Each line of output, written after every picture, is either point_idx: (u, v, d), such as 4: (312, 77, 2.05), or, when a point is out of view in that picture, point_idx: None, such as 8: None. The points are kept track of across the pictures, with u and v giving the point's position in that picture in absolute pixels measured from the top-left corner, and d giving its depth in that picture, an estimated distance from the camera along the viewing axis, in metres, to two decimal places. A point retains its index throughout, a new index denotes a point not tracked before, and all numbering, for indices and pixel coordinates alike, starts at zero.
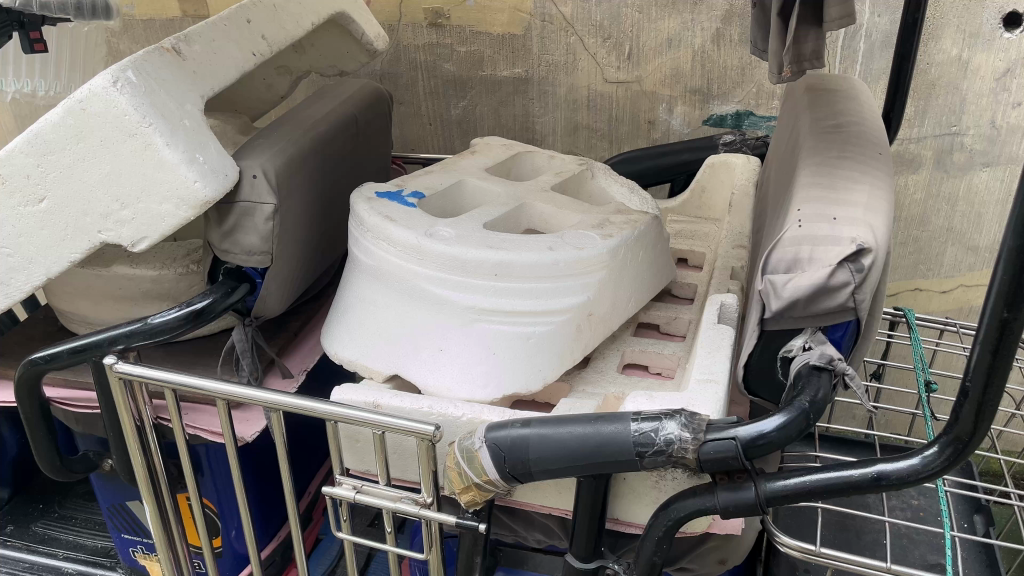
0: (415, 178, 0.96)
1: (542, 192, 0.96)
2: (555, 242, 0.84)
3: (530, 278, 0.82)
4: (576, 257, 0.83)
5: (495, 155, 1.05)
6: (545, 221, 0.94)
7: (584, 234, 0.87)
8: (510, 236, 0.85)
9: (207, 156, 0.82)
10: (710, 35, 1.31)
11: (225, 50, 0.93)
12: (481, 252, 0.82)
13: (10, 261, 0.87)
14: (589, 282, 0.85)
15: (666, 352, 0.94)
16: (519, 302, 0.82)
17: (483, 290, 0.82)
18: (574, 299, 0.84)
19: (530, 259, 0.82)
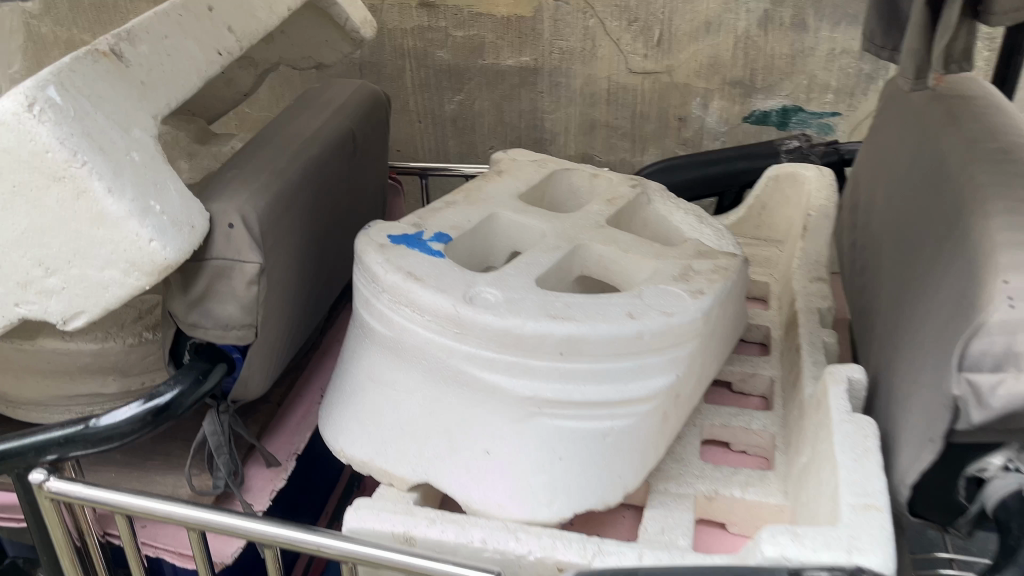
0: (436, 214, 0.75)
1: (598, 228, 0.76)
2: (633, 305, 0.64)
3: (607, 356, 0.62)
4: (664, 325, 0.63)
5: (527, 177, 0.84)
6: (606, 268, 0.74)
7: (665, 291, 0.67)
8: (574, 296, 0.65)
9: (167, 203, 0.60)
10: (758, 17, 1.10)
11: (180, 49, 0.70)
12: (543, 325, 0.61)
13: None
14: (678, 356, 0.65)
15: (754, 427, 0.77)
16: (592, 390, 0.62)
17: (545, 375, 0.62)
18: (660, 378, 0.64)
19: (607, 333, 0.61)
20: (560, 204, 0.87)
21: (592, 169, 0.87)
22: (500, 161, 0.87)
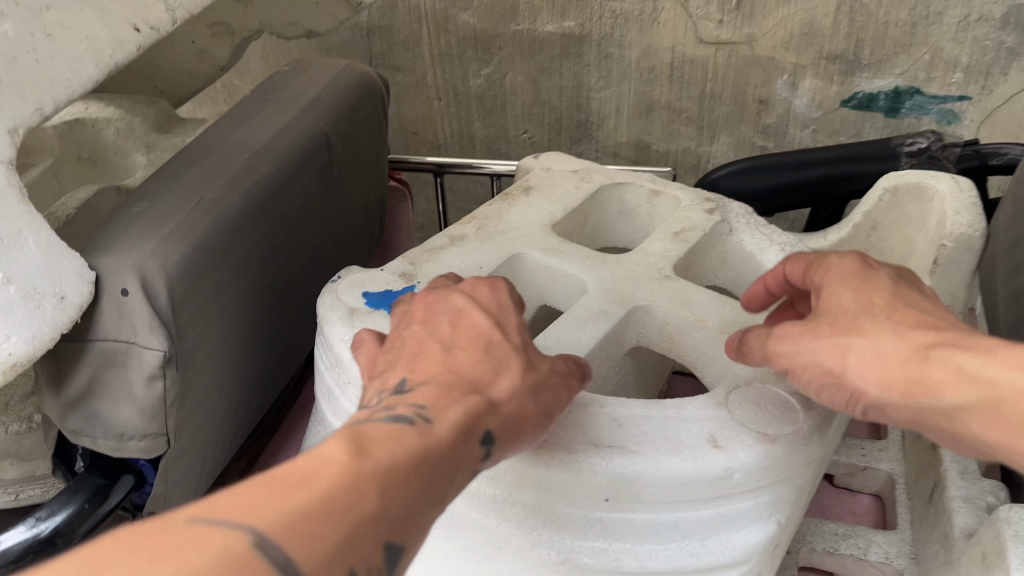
0: (432, 258, 0.54)
1: (659, 279, 0.54)
2: (719, 422, 0.43)
3: (672, 506, 0.42)
4: (767, 458, 0.42)
5: (560, 199, 0.62)
6: (670, 339, 0.52)
7: (768, 394, 0.45)
8: (629, 402, 0.44)
9: (18, 263, 0.40)
10: None
11: (72, 26, 0.49)
12: (578, 464, 0.41)
13: None
14: (779, 498, 0.44)
15: (873, 557, 0.55)
16: (650, 554, 0.43)
17: (583, 528, 0.43)
18: (754, 530, 0.44)
19: (677, 478, 0.41)
20: (606, 230, 0.66)
21: (650, 182, 0.64)
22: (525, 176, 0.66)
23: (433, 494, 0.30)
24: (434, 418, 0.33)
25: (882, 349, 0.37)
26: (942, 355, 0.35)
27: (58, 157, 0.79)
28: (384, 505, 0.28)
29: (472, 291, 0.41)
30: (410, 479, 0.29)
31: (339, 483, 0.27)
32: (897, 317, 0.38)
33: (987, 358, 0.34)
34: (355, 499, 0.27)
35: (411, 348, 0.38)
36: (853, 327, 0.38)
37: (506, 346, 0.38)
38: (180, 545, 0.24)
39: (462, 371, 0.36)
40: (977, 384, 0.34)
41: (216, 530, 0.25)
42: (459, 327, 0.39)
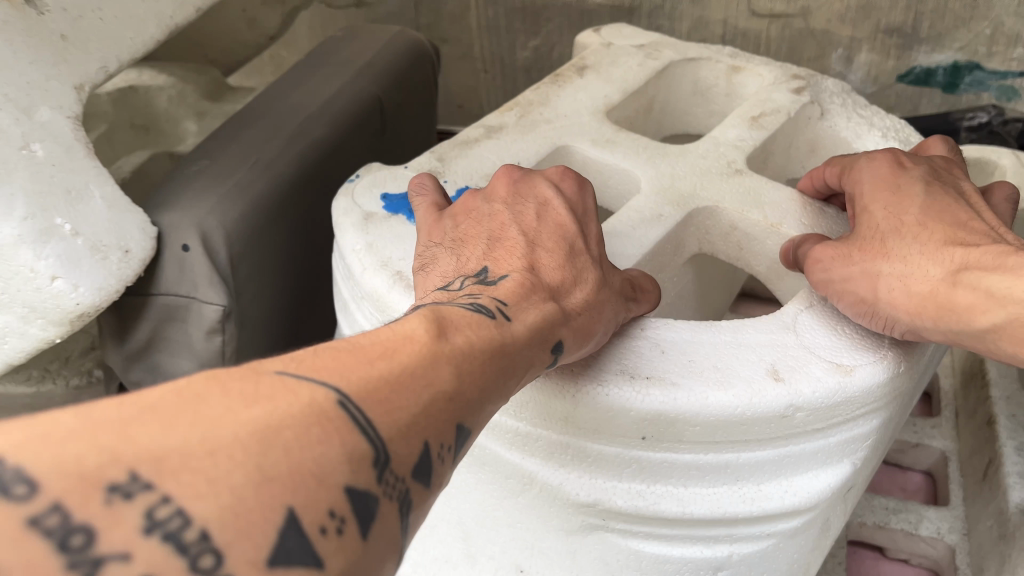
0: (462, 153, 0.50)
1: (731, 175, 0.49)
2: (779, 354, 0.39)
3: (719, 445, 0.38)
4: (834, 393, 0.38)
5: (619, 82, 0.58)
6: (739, 243, 0.49)
7: (836, 322, 0.41)
8: (679, 327, 0.40)
9: (85, 216, 0.41)
10: None
11: None
12: (615, 396, 0.37)
13: None
14: (841, 441, 0.40)
15: (923, 532, 0.55)
16: (696, 500, 0.40)
17: (619, 468, 0.40)
18: (814, 475, 0.41)
19: (727, 416, 0.37)
20: (677, 111, 0.63)
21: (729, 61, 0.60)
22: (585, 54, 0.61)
23: (505, 387, 0.29)
24: (513, 317, 0.32)
25: (915, 280, 0.38)
26: (972, 279, 0.36)
27: (112, 122, 0.80)
28: (464, 393, 0.26)
29: (558, 181, 0.41)
30: (486, 367, 0.28)
31: (416, 360, 0.25)
32: (926, 237, 0.39)
33: (1012, 278, 0.34)
34: (433, 377, 0.25)
35: (492, 233, 0.38)
36: (880, 251, 0.39)
37: (587, 256, 0.38)
38: (269, 391, 0.20)
39: (541, 270, 0.36)
40: (1005, 305, 0.34)
41: (303, 386, 0.21)
42: (544, 222, 0.39)
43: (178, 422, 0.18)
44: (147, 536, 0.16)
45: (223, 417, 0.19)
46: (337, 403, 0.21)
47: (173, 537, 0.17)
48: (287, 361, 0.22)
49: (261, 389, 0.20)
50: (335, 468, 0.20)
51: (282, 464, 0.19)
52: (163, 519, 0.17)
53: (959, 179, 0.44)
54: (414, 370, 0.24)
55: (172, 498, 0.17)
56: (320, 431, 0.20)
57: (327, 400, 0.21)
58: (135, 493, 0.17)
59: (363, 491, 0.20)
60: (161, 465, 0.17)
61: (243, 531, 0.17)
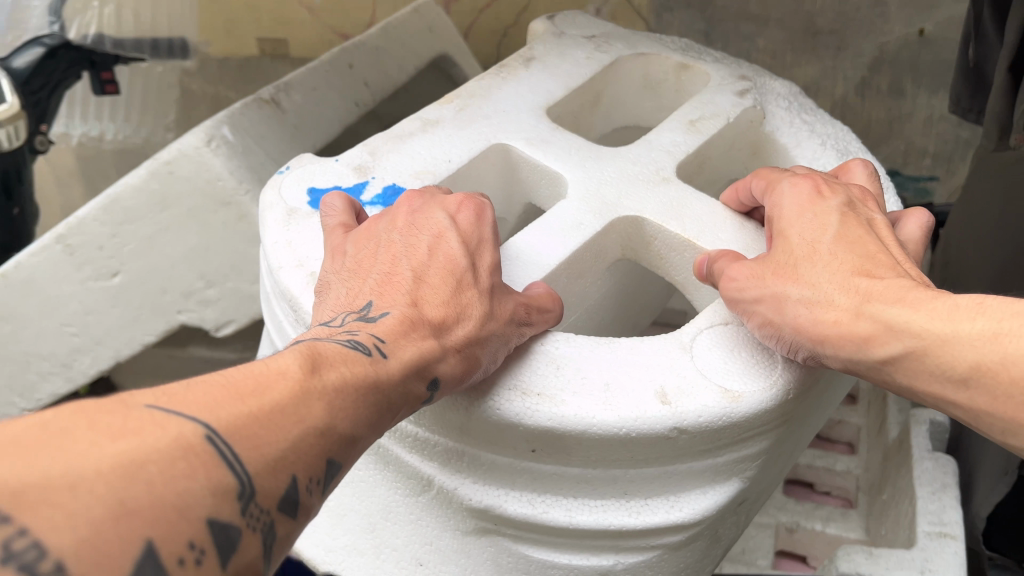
0: (393, 148, 0.70)
1: (657, 183, 0.69)
2: (668, 379, 0.54)
3: (599, 462, 0.54)
4: (712, 416, 0.53)
5: (566, 75, 0.79)
6: (659, 252, 0.68)
7: (732, 345, 0.57)
8: (577, 342, 0.56)
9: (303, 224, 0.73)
10: (855, 84, 1.16)
11: (327, 100, 0.82)
12: (526, 416, 0.52)
13: (76, 342, 0.76)
14: (714, 467, 0.56)
15: (838, 470, 0.79)
16: (582, 509, 0.57)
17: (524, 479, 0.56)
18: (690, 496, 0.57)
19: (611, 428, 0.52)
20: (631, 91, 0.86)
21: (677, 58, 0.82)
22: (534, 44, 0.84)
23: (371, 412, 0.43)
24: (389, 353, 0.46)
25: (822, 308, 0.51)
26: (874, 311, 0.49)
27: None
28: (329, 420, 0.39)
29: (458, 213, 0.57)
30: (348, 392, 0.41)
31: (287, 394, 0.38)
32: (834, 268, 0.52)
33: (912, 312, 0.48)
34: (304, 414, 0.38)
35: (383, 268, 0.52)
36: (790, 278, 0.53)
37: (471, 284, 0.52)
38: (137, 427, 0.31)
39: (426, 306, 0.50)
40: (902, 339, 0.48)
41: (167, 420, 0.33)
42: (435, 254, 0.53)
43: (41, 461, 0.28)
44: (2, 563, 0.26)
45: (84, 454, 0.29)
46: (205, 436, 0.33)
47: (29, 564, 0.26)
48: (157, 398, 0.34)
49: (125, 423, 0.31)
50: (198, 506, 0.31)
51: (136, 491, 0.29)
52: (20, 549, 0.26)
53: (872, 211, 0.58)
54: (280, 403, 0.37)
55: (27, 532, 0.27)
56: (184, 462, 0.32)
57: (197, 434, 0.33)
58: None
59: (220, 526, 0.32)
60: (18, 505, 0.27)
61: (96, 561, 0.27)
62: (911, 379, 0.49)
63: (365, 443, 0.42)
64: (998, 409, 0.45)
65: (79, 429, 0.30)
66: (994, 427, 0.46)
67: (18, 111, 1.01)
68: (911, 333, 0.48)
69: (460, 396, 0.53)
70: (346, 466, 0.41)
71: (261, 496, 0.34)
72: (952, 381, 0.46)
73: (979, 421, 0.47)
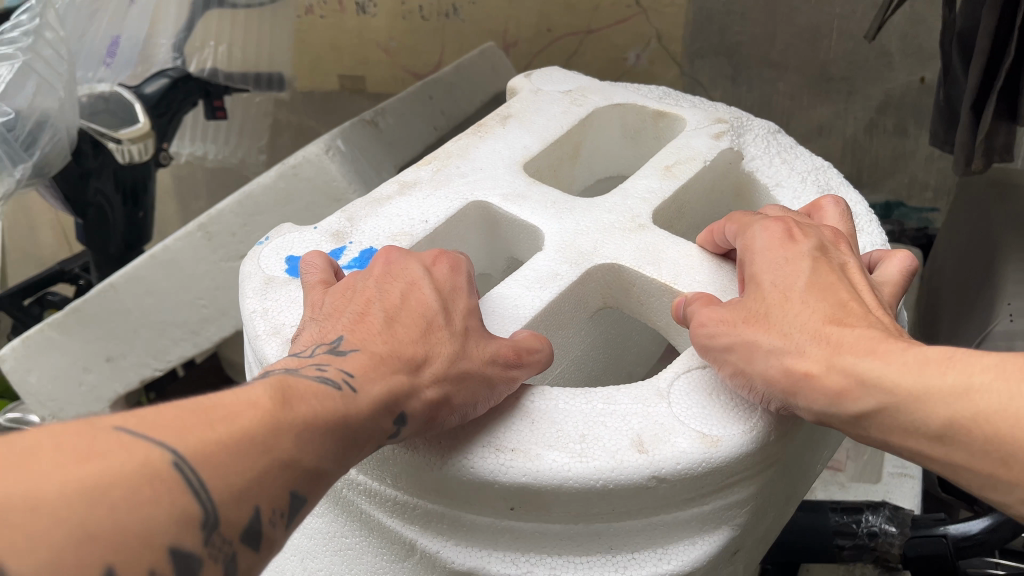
0: (371, 214, 0.76)
1: (633, 231, 0.74)
2: (643, 428, 0.60)
3: (584, 515, 0.59)
4: (692, 460, 0.57)
5: (542, 131, 0.87)
6: (639, 298, 0.72)
7: (704, 394, 0.62)
8: (553, 395, 0.62)
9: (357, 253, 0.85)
10: (863, 124, 1.32)
11: (412, 123, 1.02)
12: (507, 473, 0.57)
13: (205, 312, 0.98)
14: (700, 515, 0.61)
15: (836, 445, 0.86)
16: (568, 566, 0.60)
17: (511, 535, 0.60)
18: (681, 545, 0.61)
19: (595, 476, 0.56)
20: (610, 142, 0.96)
21: (653, 106, 0.92)
22: (513, 103, 0.92)
23: (337, 446, 0.48)
24: (357, 388, 0.51)
25: (793, 357, 0.56)
26: (846, 364, 0.54)
27: None
28: (295, 453, 0.45)
29: (431, 265, 0.62)
30: (318, 426, 0.47)
31: (255, 424, 0.44)
32: (806, 319, 0.57)
33: (884, 365, 0.53)
34: (273, 445, 0.44)
35: (358, 308, 0.58)
36: (765, 326, 0.58)
37: (440, 327, 0.58)
38: (106, 453, 0.38)
39: (399, 345, 0.56)
40: (880, 393, 0.52)
41: (137, 445, 0.39)
42: (408, 300, 0.59)
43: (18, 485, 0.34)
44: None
45: (53, 477, 0.35)
46: (171, 462, 0.39)
47: None
48: (126, 422, 0.40)
49: (95, 446, 0.38)
50: (159, 533, 0.37)
51: (98, 517, 0.35)
52: None
53: (844, 253, 0.63)
54: (254, 431, 0.43)
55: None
56: (145, 487, 0.38)
57: (166, 459, 0.39)
58: None
59: (175, 551, 0.38)
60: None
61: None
62: (888, 432, 0.53)
63: (332, 475, 0.48)
64: (973, 464, 0.50)
65: (43, 452, 0.36)
66: (974, 481, 0.50)
67: (148, 130, 1.19)
68: (883, 389, 0.52)
69: (433, 446, 0.59)
70: (311, 497, 0.47)
71: (223, 526, 0.41)
72: (927, 435, 0.51)
73: (956, 475, 0.51)
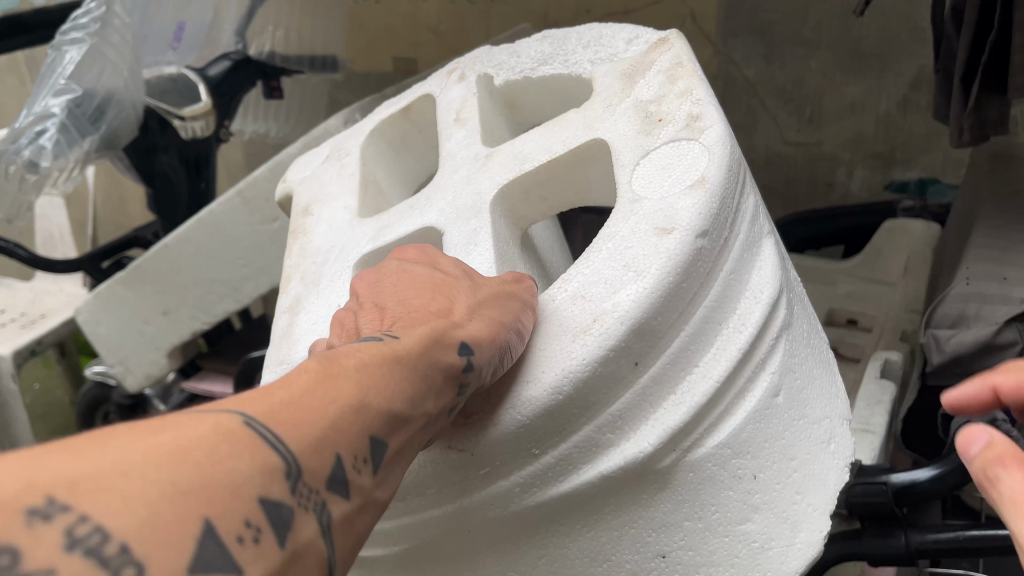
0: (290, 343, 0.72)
1: (489, 156, 0.78)
2: (652, 220, 0.61)
3: (695, 309, 0.59)
4: (712, 198, 0.60)
5: (346, 187, 0.88)
6: (537, 196, 0.76)
7: (663, 170, 0.65)
8: (562, 286, 0.61)
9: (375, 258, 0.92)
10: (897, 101, 1.32)
11: None
12: (610, 330, 0.55)
13: (244, 271, 1.10)
14: (747, 239, 0.64)
15: None
16: (715, 361, 0.58)
17: (665, 395, 0.57)
18: (760, 273, 0.64)
19: (668, 264, 0.57)
20: (395, 164, 0.96)
21: (395, 108, 0.94)
22: (300, 200, 0.90)
23: (404, 383, 0.46)
24: (399, 337, 0.49)
25: None
26: None
27: None
28: (361, 397, 0.43)
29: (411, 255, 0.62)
30: (374, 369, 0.45)
31: (308, 382, 0.41)
32: None
33: None
34: (337, 395, 0.41)
35: (368, 311, 0.56)
36: None
37: (445, 280, 0.59)
38: (166, 424, 0.34)
39: (416, 309, 0.55)
40: None
41: (201, 418, 0.35)
42: (400, 280, 0.59)
43: (83, 455, 0.30)
44: (69, 550, 0.27)
45: (131, 446, 0.31)
46: (242, 421, 0.36)
47: (92, 549, 0.27)
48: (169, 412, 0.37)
49: (154, 420, 0.34)
50: (246, 486, 0.34)
51: (184, 471, 0.31)
52: (83, 535, 0.28)
53: None
54: (312, 390, 0.41)
55: (89, 519, 0.28)
56: (224, 446, 0.34)
57: (236, 421, 0.36)
58: (52, 514, 0.28)
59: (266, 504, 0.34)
60: (75, 495, 0.28)
61: (160, 544, 0.29)
62: None
63: (409, 419, 0.46)
64: None
65: (112, 433, 0.32)
66: None
67: (209, 107, 1.28)
68: None
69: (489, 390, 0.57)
70: (392, 440, 0.44)
71: (308, 475, 0.37)
72: None
73: None
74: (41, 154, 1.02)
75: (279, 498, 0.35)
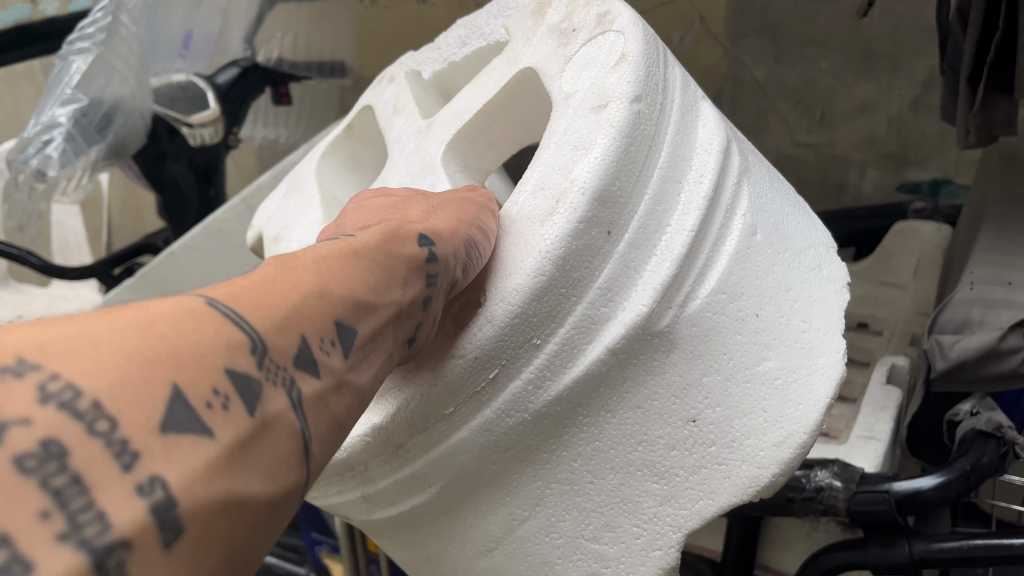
0: None
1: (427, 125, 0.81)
2: (588, 104, 0.64)
3: (652, 171, 0.62)
4: (637, 71, 0.64)
5: (311, 203, 0.90)
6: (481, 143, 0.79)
7: (585, 64, 0.68)
8: (517, 197, 0.63)
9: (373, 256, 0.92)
10: (909, 101, 1.30)
11: None
12: (577, 200, 0.58)
13: None
14: (681, 107, 0.68)
15: (834, 413, 0.94)
16: (687, 214, 0.62)
17: (649, 260, 0.60)
18: (700, 133, 0.68)
19: (614, 133, 0.60)
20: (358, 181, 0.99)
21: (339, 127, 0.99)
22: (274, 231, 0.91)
23: (362, 272, 0.49)
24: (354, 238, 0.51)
25: None
26: None
27: None
28: (322, 284, 0.45)
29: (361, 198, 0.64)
30: (329, 262, 0.47)
31: (266, 273, 0.43)
32: None
33: None
34: (296, 280, 0.44)
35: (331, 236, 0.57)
36: None
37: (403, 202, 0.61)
38: (133, 305, 0.35)
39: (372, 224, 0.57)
40: None
41: (168, 301, 0.37)
42: (357, 212, 0.60)
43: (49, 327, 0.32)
44: (43, 403, 0.29)
45: (95, 324, 0.33)
46: (204, 301, 0.38)
47: (65, 403, 0.29)
48: None
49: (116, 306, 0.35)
50: (214, 358, 0.35)
51: (150, 342, 0.33)
52: (56, 391, 0.30)
53: None
54: (270, 279, 0.43)
55: (59, 377, 0.30)
56: (187, 321, 0.36)
57: (199, 301, 0.37)
58: (23, 372, 0.29)
59: (233, 376, 0.36)
60: (42, 356, 0.30)
61: (125, 401, 0.31)
62: None
63: (376, 303, 0.48)
64: None
65: (73, 315, 0.34)
66: None
67: (218, 114, 1.29)
68: None
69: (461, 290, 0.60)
70: (360, 324, 0.46)
71: (274, 350, 0.39)
72: None
73: None
74: (48, 164, 1.04)
75: (244, 370, 0.36)
